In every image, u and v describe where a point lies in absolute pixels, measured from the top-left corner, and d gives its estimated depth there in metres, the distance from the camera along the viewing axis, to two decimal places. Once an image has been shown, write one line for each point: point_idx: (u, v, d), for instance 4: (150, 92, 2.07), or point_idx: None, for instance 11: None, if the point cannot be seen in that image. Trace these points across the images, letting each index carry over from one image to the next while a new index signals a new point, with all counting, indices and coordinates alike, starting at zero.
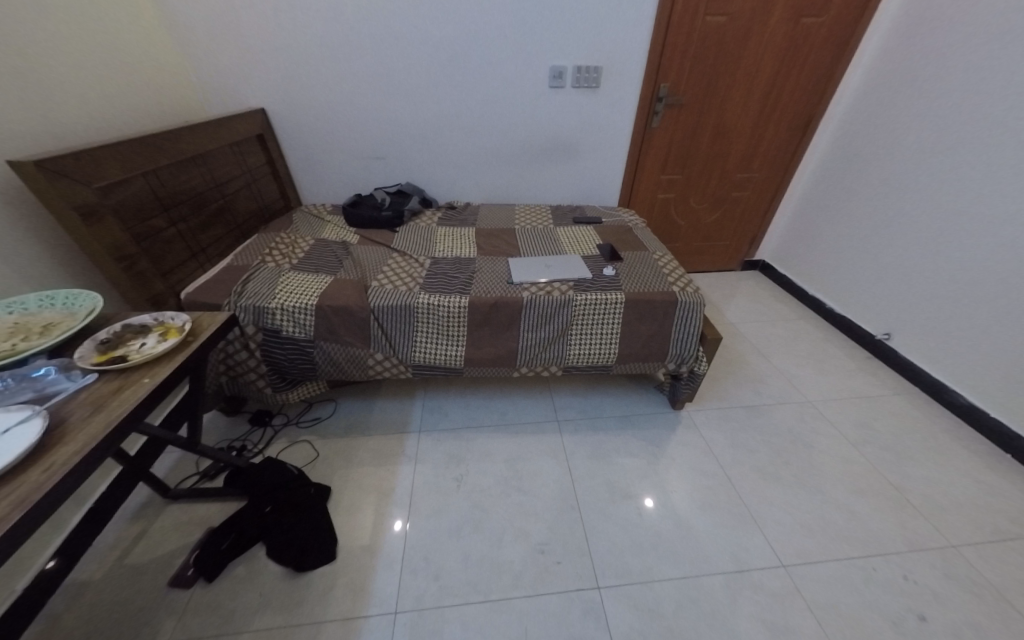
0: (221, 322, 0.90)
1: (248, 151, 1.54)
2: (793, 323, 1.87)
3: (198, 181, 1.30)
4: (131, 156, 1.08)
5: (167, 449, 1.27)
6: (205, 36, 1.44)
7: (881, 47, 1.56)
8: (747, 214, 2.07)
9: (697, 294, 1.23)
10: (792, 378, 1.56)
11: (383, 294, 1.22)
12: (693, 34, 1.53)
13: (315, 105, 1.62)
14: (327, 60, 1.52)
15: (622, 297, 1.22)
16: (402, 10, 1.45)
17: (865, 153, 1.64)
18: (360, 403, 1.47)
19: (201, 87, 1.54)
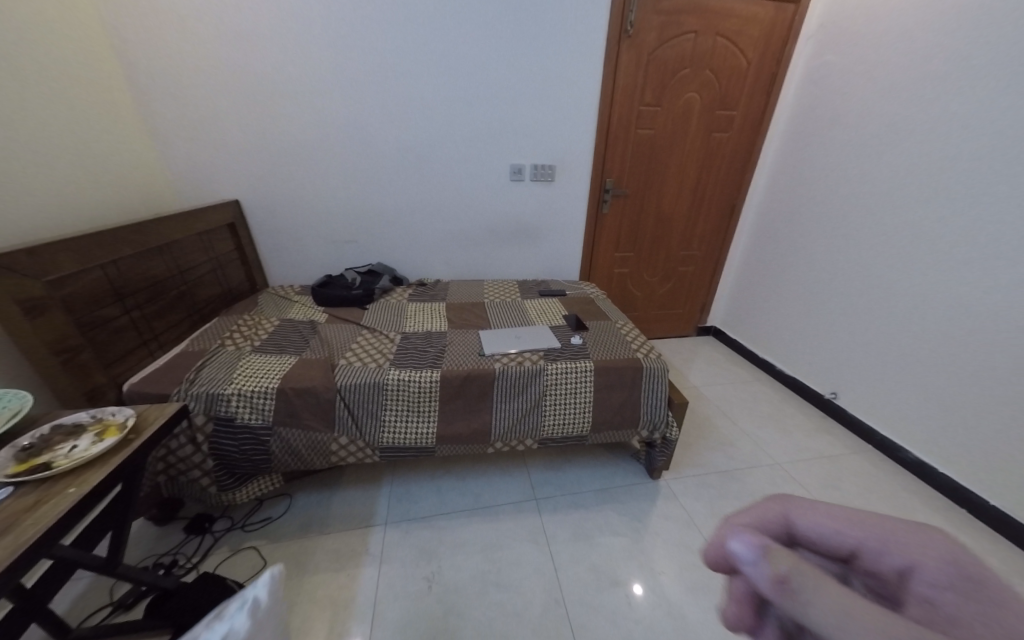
0: (170, 415, 0.83)
1: (216, 240, 1.56)
2: (751, 386, 1.97)
3: (159, 269, 1.29)
4: (91, 247, 1.07)
5: (75, 576, 1.07)
6: (187, 139, 1.54)
7: (780, 153, 1.91)
8: (695, 285, 2.27)
9: (661, 359, 1.29)
10: (759, 439, 1.61)
11: (351, 372, 1.19)
12: (628, 141, 1.81)
13: (290, 196, 1.71)
14: (305, 158, 1.65)
15: (591, 365, 1.26)
16: (378, 119, 1.63)
17: (784, 233, 1.90)
18: (320, 496, 1.34)
19: (175, 179, 1.59)
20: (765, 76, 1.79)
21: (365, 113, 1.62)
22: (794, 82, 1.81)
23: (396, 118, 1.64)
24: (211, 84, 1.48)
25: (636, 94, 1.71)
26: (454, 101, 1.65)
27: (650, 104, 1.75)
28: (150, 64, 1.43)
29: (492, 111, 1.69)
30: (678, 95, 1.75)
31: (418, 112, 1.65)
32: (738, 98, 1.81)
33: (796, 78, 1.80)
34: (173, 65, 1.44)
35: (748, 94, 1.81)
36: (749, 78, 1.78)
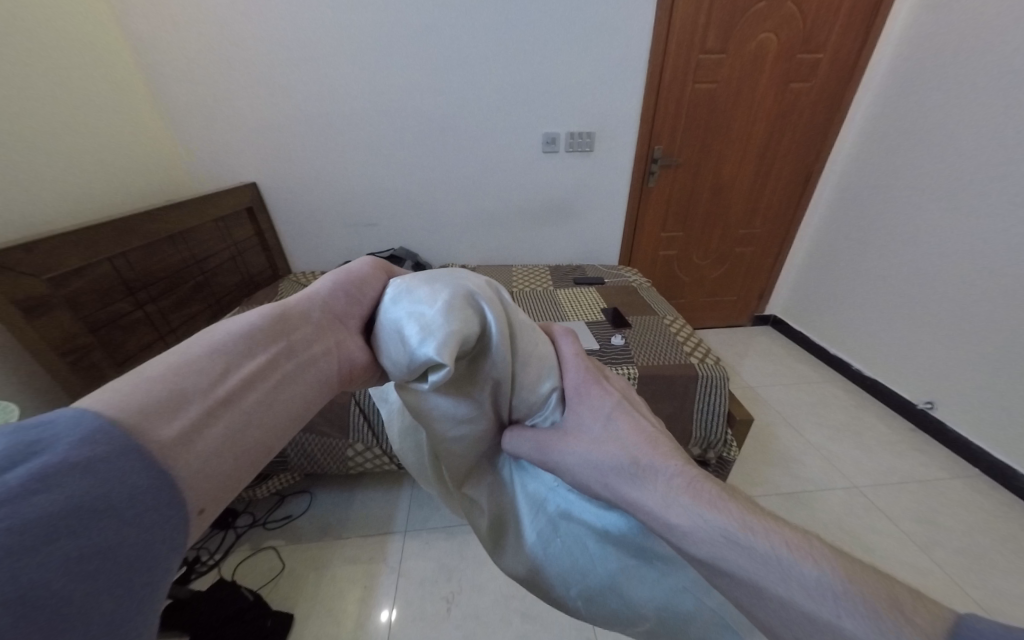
0: None
1: (234, 225, 1.50)
2: (820, 388, 1.72)
3: (173, 260, 1.24)
4: (98, 241, 1.01)
5: None
6: (199, 118, 1.46)
7: (876, 106, 1.56)
8: (754, 268, 1.99)
9: (719, 366, 1.10)
10: (830, 456, 1.42)
11: None
12: (683, 100, 1.54)
13: (307, 177, 1.61)
14: (320, 135, 1.53)
15: (636, 371, 1.08)
16: (395, 88, 1.47)
17: (875, 208, 1.59)
18: (340, 495, 1.29)
19: (191, 160, 1.52)
20: (864, 8, 1.44)
21: (380, 80, 1.46)
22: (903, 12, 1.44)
23: (414, 85, 1.47)
24: (218, 54, 1.37)
25: (695, 40, 1.43)
26: (478, 62, 1.45)
27: (713, 52, 1.46)
28: (154, 34, 1.33)
29: (520, 71, 1.47)
30: (749, 38, 1.45)
31: (439, 75, 1.46)
32: (827, 39, 1.47)
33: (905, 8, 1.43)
34: (176, 35, 1.33)
35: (840, 32, 1.47)
36: (842, 13, 1.44)
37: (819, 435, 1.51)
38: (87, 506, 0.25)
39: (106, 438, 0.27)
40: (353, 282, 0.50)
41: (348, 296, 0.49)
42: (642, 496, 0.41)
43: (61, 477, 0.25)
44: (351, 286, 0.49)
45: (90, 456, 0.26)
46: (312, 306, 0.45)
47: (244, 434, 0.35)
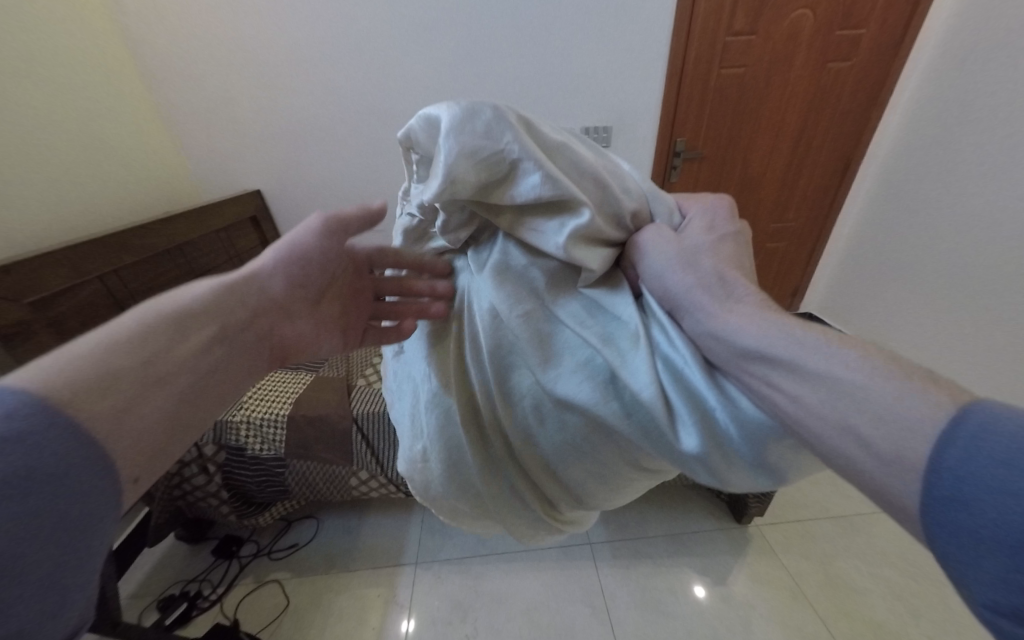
0: None
1: (237, 235, 1.45)
2: None
3: (170, 276, 1.18)
4: (87, 259, 0.95)
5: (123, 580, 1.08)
6: (200, 127, 1.41)
7: (923, 87, 1.41)
8: (786, 266, 1.85)
9: None
10: None
11: (369, 397, 1.01)
12: (708, 88, 1.42)
13: (312, 183, 1.54)
14: (323, 139, 1.46)
15: None
16: (399, 87, 1.39)
17: (924, 197, 1.44)
18: (349, 521, 1.21)
19: (194, 171, 1.48)
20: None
21: (385, 77, 1.38)
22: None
23: (418, 82, 1.39)
24: (215, 58, 1.31)
25: (722, 20, 1.31)
26: (487, 54, 1.35)
27: (742, 34, 1.33)
28: (153, 40, 1.28)
29: (530, 63, 1.37)
30: (782, 15, 1.32)
31: (446, 70, 1.38)
32: (869, 15, 1.34)
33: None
34: (173, 41, 1.28)
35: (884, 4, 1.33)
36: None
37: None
38: (33, 473, 0.26)
39: (45, 411, 0.27)
40: (305, 267, 0.48)
41: (292, 285, 0.46)
42: (714, 298, 0.37)
43: (10, 445, 0.25)
44: (289, 256, 0.47)
45: (37, 426, 0.27)
46: (246, 286, 0.44)
47: (168, 413, 0.35)
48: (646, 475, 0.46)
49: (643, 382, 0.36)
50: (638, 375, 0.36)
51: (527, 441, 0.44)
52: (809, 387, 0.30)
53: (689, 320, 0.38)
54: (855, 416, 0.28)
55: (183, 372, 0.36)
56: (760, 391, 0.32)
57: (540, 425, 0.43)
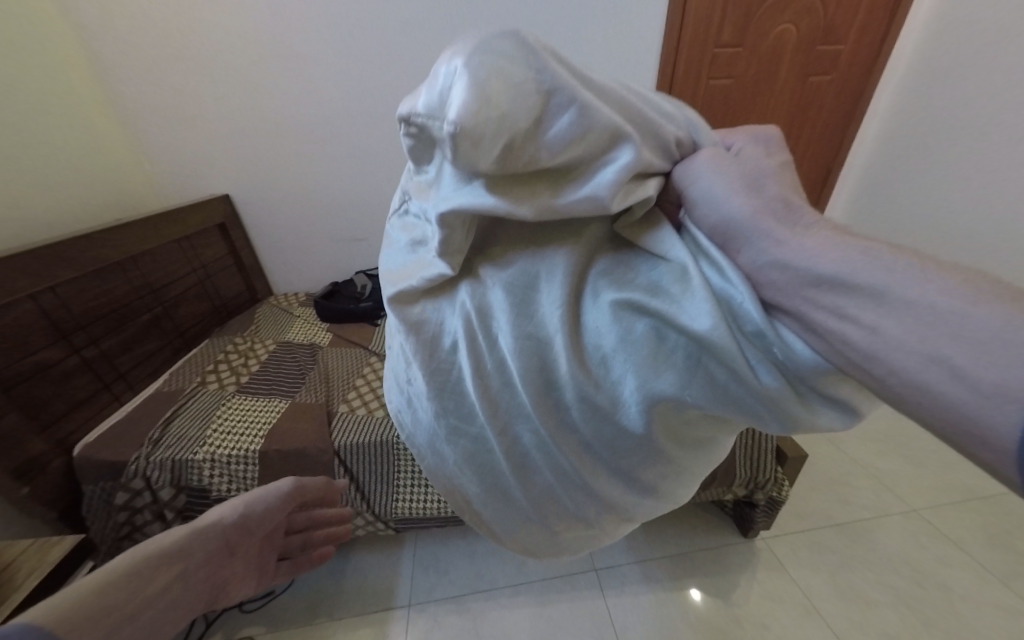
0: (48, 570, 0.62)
1: (203, 245, 1.27)
2: None
3: (121, 291, 1.02)
4: (13, 275, 0.81)
5: None
6: (158, 128, 1.27)
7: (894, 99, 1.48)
8: None
9: None
10: (881, 478, 1.29)
11: (351, 426, 0.92)
12: (699, 97, 1.41)
13: (284, 190, 1.39)
14: (296, 141, 1.33)
15: None
16: (381, 85, 1.28)
17: (906, 203, 1.47)
18: (332, 559, 1.10)
19: (151, 178, 1.33)
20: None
21: (366, 74, 1.26)
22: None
23: (402, 80, 1.27)
24: (175, 51, 1.18)
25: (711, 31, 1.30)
26: None
27: (730, 45, 1.34)
28: (106, 30, 1.15)
29: None
30: (768, 28, 1.33)
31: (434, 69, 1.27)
32: (847, 31, 1.37)
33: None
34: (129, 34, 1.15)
35: (863, 20, 1.36)
36: (865, 0, 1.34)
37: (867, 454, 1.38)
38: None
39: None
40: (264, 508, 0.50)
41: (252, 524, 0.49)
42: (778, 222, 0.29)
43: None
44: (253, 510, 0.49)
45: None
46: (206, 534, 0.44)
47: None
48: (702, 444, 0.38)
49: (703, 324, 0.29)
50: (695, 316, 0.29)
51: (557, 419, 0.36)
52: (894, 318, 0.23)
53: (741, 252, 0.30)
54: (949, 345, 0.21)
55: (154, 605, 0.37)
56: (826, 327, 0.26)
57: (576, 400, 0.34)
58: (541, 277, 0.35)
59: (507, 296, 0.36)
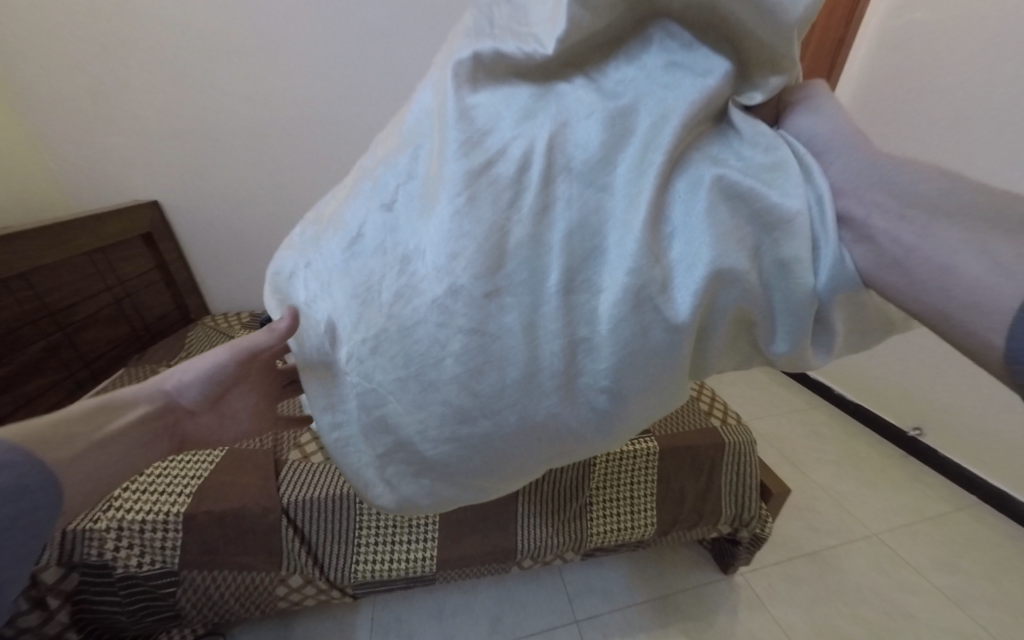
0: None
1: (123, 258, 1.08)
2: (812, 418, 1.70)
3: (13, 314, 0.81)
4: None
5: None
6: (70, 119, 1.07)
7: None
8: None
9: (742, 428, 0.96)
10: (842, 502, 1.33)
11: (304, 478, 0.79)
12: None
13: (227, 199, 1.22)
14: (243, 147, 1.17)
15: (656, 444, 0.91)
16: (346, 94, 1.17)
17: None
18: (273, 630, 0.94)
19: (61, 177, 1.12)
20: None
21: (335, 78, 1.15)
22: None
23: (370, 91, 1.18)
24: (95, 32, 1.00)
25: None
26: None
27: None
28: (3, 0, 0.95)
29: None
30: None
31: (410, 79, 1.19)
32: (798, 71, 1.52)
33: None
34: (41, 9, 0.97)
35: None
36: None
37: (829, 478, 1.43)
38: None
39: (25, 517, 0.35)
40: None
41: None
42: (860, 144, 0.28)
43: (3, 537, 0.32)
44: None
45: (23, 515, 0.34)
46: None
47: None
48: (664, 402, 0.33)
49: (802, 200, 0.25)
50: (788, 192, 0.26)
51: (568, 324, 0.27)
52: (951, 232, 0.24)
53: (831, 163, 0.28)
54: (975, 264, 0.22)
55: None
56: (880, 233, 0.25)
57: (612, 289, 0.26)
58: (645, 104, 0.27)
59: (602, 127, 0.27)
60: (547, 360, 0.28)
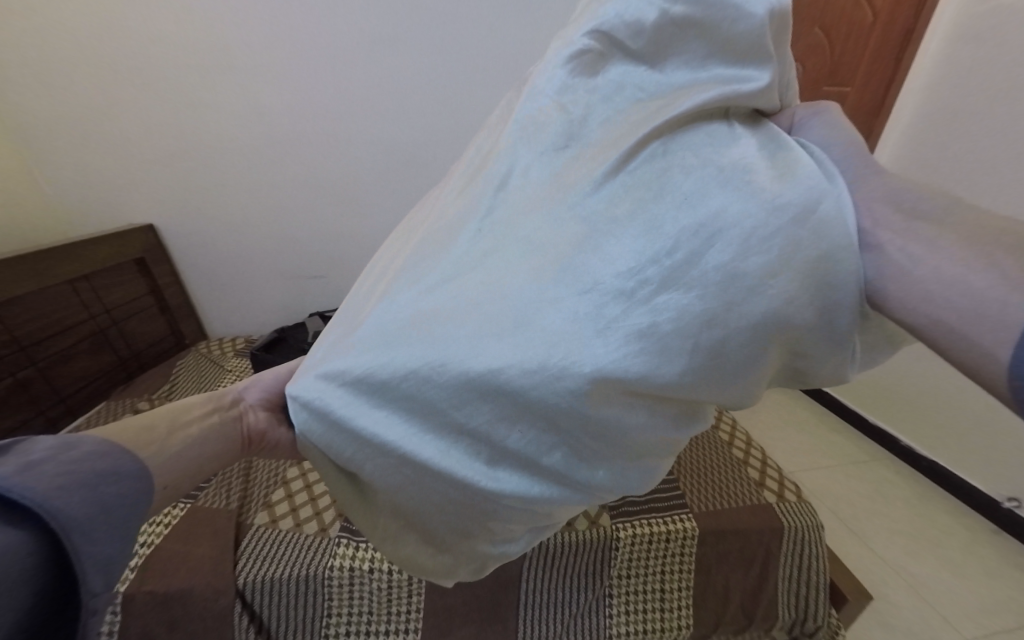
0: None
1: (112, 282, 1.05)
2: (870, 470, 1.53)
3: None
4: None
5: None
6: (66, 143, 1.05)
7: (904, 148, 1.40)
8: None
9: (802, 511, 0.79)
10: (915, 588, 1.11)
11: (265, 552, 0.67)
12: None
13: (228, 221, 1.19)
14: (240, 167, 1.13)
15: (695, 528, 0.75)
16: (344, 109, 1.11)
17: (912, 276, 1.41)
18: None
19: (70, 203, 1.10)
20: (895, 35, 1.33)
21: (345, 94, 1.09)
22: (961, 47, 1.25)
23: (369, 105, 1.11)
24: (88, 55, 0.98)
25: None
26: (455, 77, 1.12)
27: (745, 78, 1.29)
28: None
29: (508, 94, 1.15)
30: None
31: (423, 91, 1.12)
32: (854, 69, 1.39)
33: (934, 48, 1.31)
34: (56, 34, 0.95)
35: (870, 59, 1.37)
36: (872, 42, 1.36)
37: (896, 552, 1.21)
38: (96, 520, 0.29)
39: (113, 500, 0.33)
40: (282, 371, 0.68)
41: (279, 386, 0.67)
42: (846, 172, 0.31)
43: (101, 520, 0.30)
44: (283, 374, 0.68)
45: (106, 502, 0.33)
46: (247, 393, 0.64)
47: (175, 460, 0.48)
48: (661, 422, 0.32)
49: (822, 202, 0.26)
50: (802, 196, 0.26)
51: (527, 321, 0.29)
52: (945, 248, 0.24)
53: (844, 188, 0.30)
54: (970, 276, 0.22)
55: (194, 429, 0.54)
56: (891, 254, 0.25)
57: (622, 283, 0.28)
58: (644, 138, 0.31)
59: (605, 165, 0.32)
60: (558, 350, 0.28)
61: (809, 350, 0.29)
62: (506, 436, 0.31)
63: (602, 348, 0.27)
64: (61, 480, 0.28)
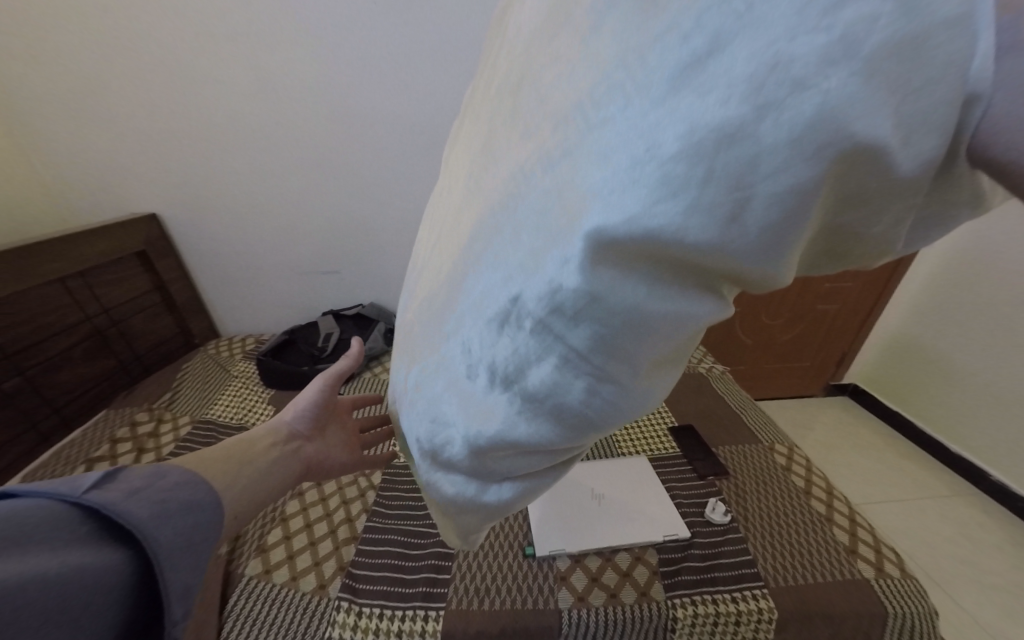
0: None
1: (120, 282, 1.11)
2: (933, 501, 1.39)
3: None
4: None
5: None
6: (90, 133, 1.08)
7: None
8: (835, 333, 1.69)
9: (909, 592, 0.64)
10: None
11: (254, 615, 0.58)
12: None
13: (249, 209, 1.19)
14: (256, 152, 1.12)
15: (775, 609, 0.61)
16: (363, 88, 1.05)
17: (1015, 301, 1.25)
18: None
19: (115, 197, 1.16)
20: None
21: (373, 76, 1.04)
22: None
23: (390, 84, 1.05)
24: (104, 40, 0.98)
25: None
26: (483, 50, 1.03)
27: None
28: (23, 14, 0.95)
29: None
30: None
31: (453, 72, 1.05)
32: None
33: None
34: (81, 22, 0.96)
35: None
36: None
37: (988, 611, 1.08)
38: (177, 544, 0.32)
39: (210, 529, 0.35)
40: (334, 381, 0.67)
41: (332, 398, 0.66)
42: None
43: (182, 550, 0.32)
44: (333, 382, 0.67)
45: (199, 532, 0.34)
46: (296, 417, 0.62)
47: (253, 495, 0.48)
48: (690, 313, 0.19)
49: None
50: None
51: (544, 184, 0.22)
52: None
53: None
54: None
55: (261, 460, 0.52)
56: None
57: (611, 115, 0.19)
58: None
59: None
60: (539, 232, 0.21)
61: (862, 193, 0.17)
62: (507, 340, 0.23)
63: (597, 191, 0.18)
64: (161, 509, 0.32)
